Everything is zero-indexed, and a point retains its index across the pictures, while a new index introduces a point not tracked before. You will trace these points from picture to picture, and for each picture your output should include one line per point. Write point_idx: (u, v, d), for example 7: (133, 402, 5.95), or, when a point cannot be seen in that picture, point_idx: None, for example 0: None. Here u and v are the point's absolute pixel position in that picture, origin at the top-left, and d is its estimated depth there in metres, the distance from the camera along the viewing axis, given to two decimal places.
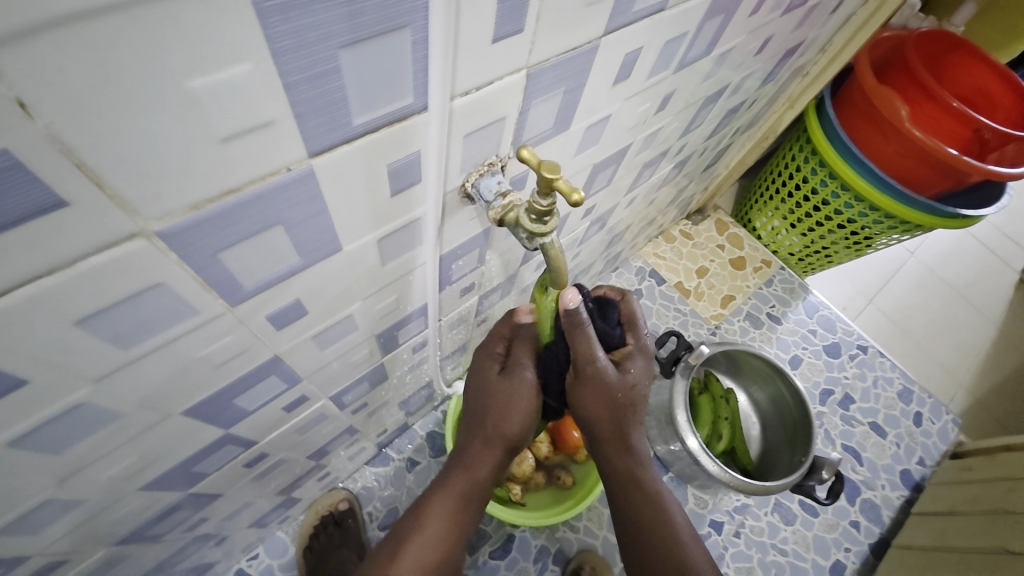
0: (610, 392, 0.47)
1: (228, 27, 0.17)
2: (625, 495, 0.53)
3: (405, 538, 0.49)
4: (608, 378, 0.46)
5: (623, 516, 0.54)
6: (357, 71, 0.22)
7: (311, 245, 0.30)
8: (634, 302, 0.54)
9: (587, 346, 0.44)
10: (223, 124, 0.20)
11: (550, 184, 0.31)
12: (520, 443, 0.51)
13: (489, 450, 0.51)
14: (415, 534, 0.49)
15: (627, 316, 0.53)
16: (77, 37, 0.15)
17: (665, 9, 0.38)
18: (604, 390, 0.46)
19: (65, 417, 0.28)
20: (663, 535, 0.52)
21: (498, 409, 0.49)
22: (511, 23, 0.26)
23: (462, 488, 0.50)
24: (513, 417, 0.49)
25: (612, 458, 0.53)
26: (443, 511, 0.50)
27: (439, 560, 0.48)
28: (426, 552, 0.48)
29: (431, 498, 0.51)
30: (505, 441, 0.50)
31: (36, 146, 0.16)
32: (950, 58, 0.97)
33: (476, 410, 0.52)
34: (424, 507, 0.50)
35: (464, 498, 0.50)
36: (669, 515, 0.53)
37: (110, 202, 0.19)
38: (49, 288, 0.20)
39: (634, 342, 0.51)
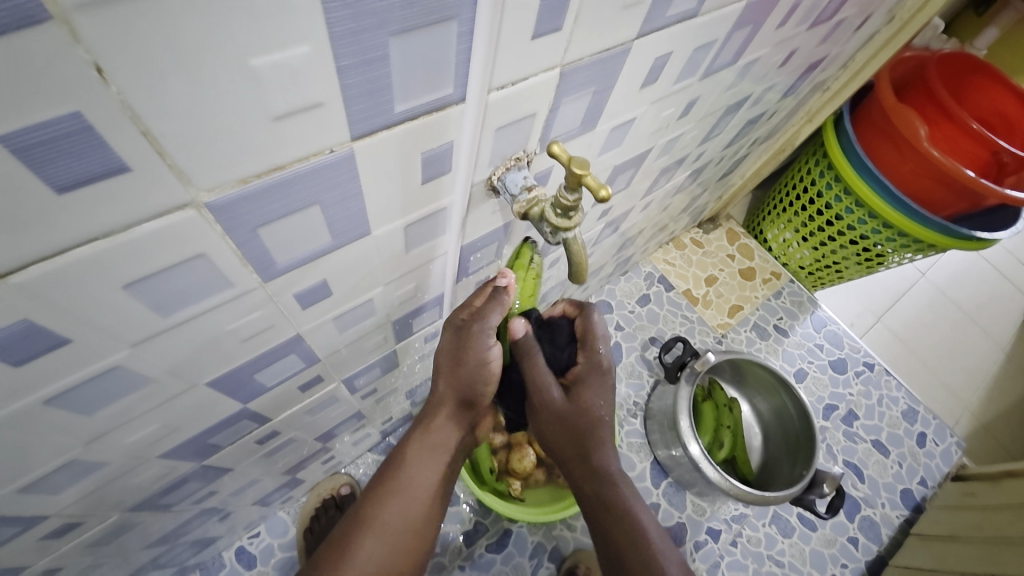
0: (562, 413, 0.51)
1: (294, 9, 0.18)
2: (595, 515, 0.53)
3: (372, 498, 0.47)
4: (555, 403, 0.50)
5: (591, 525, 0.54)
6: (405, 60, 0.23)
7: (343, 227, 0.31)
8: (594, 317, 0.54)
9: (540, 369, 0.49)
10: (278, 103, 0.20)
11: (579, 180, 0.32)
12: (481, 400, 0.49)
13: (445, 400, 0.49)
14: (380, 494, 0.47)
15: (585, 330, 0.54)
16: (157, 9, 0.16)
17: (696, 16, 0.38)
18: (555, 413, 0.51)
19: (100, 378, 0.29)
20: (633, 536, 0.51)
21: (451, 365, 0.47)
22: (551, 21, 0.27)
23: (427, 451, 0.50)
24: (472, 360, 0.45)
25: (579, 483, 0.54)
26: (410, 469, 0.49)
27: (411, 521, 0.46)
28: (394, 509, 0.46)
29: (397, 461, 0.49)
30: (466, 399, 0.49)
31: (108, 112, 0.17)
32: (970, 81, 0.98)
33: (437, 369, 0.49)
34: (388, 471, 0.49)
35: (426, 456, 0.49)
36: (636, 516, 0.52)
37: (168, 170, 0.20)
38: (104, 251, 0.21)
39: (586, 360, 0.53)
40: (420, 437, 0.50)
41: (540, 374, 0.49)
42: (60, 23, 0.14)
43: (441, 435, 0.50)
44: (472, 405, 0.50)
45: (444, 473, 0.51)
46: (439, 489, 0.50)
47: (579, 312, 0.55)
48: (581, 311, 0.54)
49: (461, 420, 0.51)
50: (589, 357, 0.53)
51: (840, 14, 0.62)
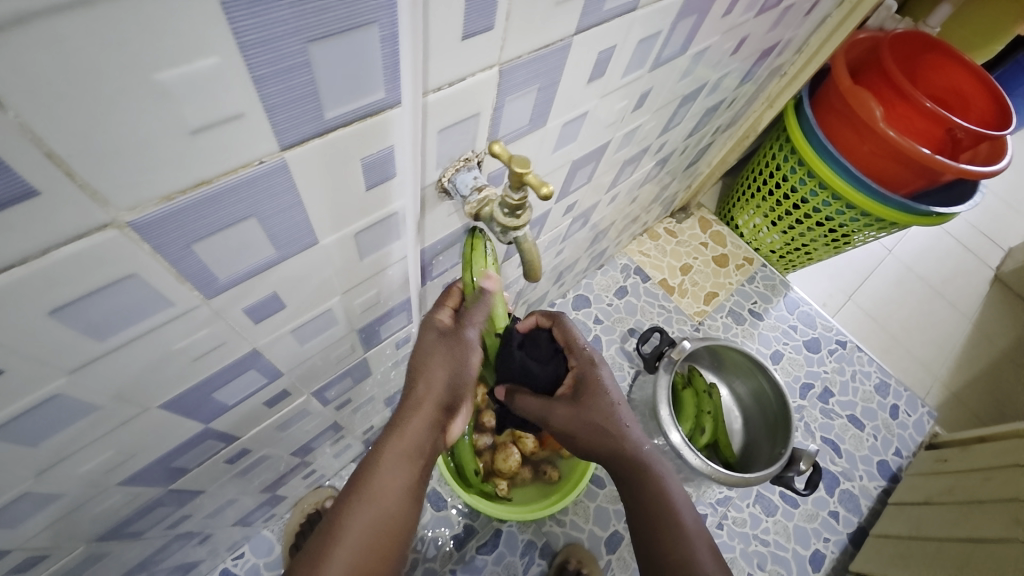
0: (576, 423, 0.55)
1: (196, 21, 0.17)
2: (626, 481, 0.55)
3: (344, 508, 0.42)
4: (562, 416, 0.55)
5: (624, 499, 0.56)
6: (327, 66, 0.22)
7: (286, 238, 0.30)
8: (566, 325, 0.58)
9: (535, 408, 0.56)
10: (193, 116, 0.20)
11: (520, 179, 0.32)
12: (464, 398, 0.48)
13: (429, 401, 0.45)
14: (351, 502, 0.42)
15: (567, 338, 0.58)
16: (46, 27, 0.15)
17: (637, 9, 0.39)
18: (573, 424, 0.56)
19: (41, 408, 0.28)
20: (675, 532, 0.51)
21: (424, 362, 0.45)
22: (481, 20, 0.27)
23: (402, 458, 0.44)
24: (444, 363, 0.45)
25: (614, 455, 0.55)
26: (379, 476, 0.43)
27: (379, 530, 0.41)
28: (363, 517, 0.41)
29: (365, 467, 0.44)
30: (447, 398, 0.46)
31: (6, 136, 0.17)
32: (925, 59, 1.00)
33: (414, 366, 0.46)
34: (357, 476, 0.44)
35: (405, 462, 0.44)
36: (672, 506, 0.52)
37: (81, 191, 0.19)
38: (21, 278, 0.21)
39: (577, 362, 0.57)
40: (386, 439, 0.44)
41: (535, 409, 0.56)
42: None
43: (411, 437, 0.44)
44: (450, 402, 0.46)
45: (419, 479, 0.45)
46: (409, 505, 0.44)
47: (553, 322, 0.58)
48: (555, 320, 0.58)
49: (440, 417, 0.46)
50: (582, 363, 0.57)
51: (786, 1, 0.64)
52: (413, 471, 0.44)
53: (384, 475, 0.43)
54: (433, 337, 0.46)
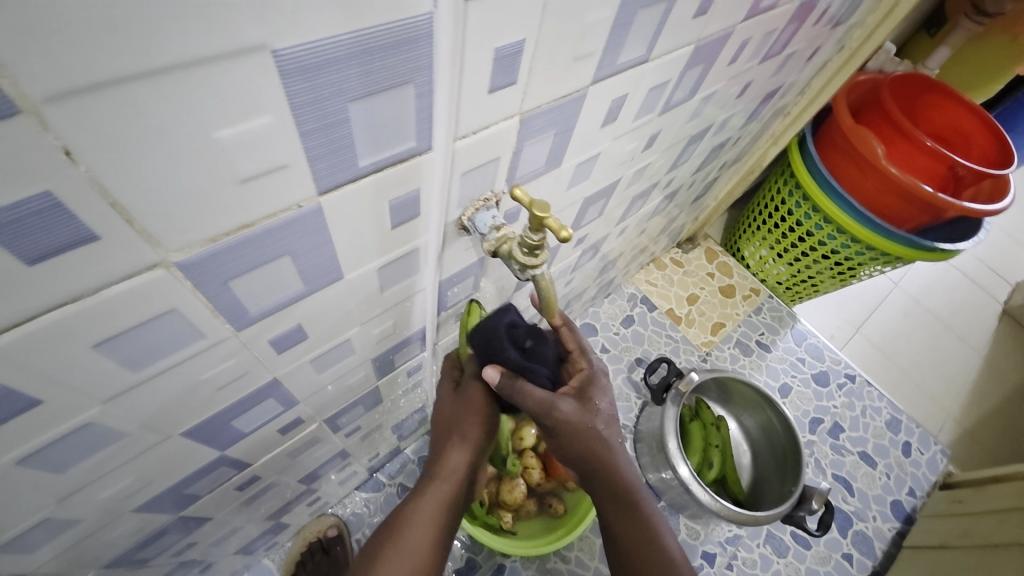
0: (577, 426, 0.49)
1: (254, 84, 0.19)
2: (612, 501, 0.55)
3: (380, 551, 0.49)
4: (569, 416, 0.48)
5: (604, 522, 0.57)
6: (366, 120, 0.24)
7: (315, 274, 0.31)
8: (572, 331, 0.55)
9: (539, 400, 0.46)
10: (244, 167, 0.22)
11: (540, 222, 0.34)
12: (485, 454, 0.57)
13: (459, 457, 0.54)
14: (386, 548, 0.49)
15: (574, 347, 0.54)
16: (124, 95, 0.17)
17: (648, 61, 0.41)
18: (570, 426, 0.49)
19: (72, 436, 0.29)
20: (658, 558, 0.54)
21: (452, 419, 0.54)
22: (505, 76, 0.29)
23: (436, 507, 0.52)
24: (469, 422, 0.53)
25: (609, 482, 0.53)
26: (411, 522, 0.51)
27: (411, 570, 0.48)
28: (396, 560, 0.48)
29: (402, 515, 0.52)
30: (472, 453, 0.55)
31: (79, 189, 0.18)
32: (925, 99, 1.03)
33: (445, 424, 0.55)
34: (393, 522, 0.52)
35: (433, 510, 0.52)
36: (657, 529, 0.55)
37: (137, 236, 0.21)
38: (73, 314, 0.22)
39: (587, 367, 0.53)
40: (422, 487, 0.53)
41: (536, 403, 0.46)
42: (27, 114, 0.15)
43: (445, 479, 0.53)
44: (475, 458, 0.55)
45: (445, 525, 0.53)
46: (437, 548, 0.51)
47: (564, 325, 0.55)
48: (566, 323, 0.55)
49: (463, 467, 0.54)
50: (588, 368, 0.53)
51: (789, 48, 0.67)
52: (438, 518, 0.52)
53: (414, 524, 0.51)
54: (449, 398, 0.55)
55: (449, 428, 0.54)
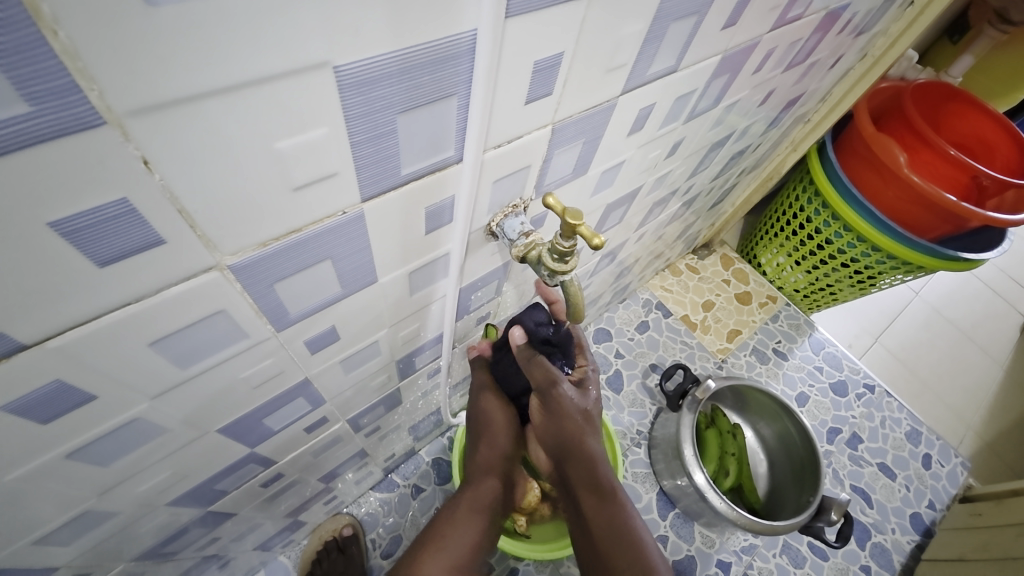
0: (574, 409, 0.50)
1: (314, 98, 0.20)
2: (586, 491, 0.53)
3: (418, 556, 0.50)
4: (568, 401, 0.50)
5: (575, 524, 0.55)
6: (411, 131, 0.25)
7: (352, 277, 0.32)
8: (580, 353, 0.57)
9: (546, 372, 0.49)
10: (298, 176, 0.23)
11: (573, 229, 0.34)
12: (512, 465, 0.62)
13: (488, 463, 0.60)
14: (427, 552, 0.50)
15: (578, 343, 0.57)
16: (198, 110, 0.18)
17: (677, 71, 0.41)
18: (566, 410, 0.50)
19: (119, 431, 0.30)
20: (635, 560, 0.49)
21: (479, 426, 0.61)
22: (541, 88, 0.30)
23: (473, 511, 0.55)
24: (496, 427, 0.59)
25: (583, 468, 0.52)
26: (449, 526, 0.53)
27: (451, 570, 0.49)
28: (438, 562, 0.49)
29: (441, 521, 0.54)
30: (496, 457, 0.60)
31: (150, 196, 0.19)
32: (948, 108, 1.02)
33: (473, 434, 0.62)
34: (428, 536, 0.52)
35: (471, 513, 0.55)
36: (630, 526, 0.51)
37: (197, 240, 0.22)
38: (134, 313, 0.23)
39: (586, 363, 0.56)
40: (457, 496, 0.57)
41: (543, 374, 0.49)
42: (113, 127, 0.16)
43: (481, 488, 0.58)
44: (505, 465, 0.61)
45: (483, 531, 0.55)
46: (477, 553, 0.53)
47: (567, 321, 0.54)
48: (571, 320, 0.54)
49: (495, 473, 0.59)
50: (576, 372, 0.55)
51: (813, 56, 0.67)
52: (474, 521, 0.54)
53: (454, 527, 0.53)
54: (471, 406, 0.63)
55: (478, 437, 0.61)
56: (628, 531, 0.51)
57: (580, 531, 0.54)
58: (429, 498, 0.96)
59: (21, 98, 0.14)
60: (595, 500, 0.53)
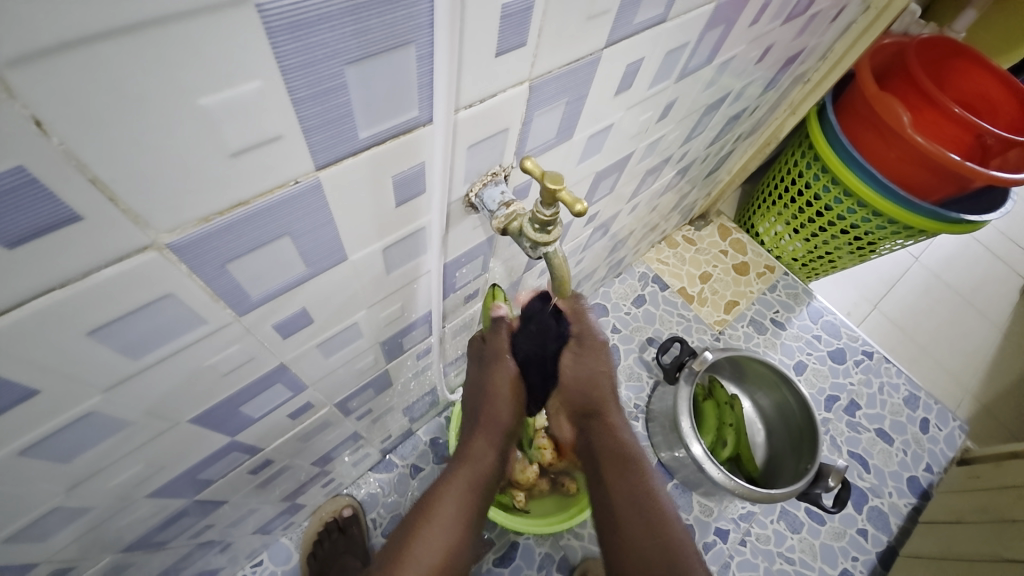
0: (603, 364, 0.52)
1: (239, 43, 0.17)
2: (610, 457, 0.53)
3: (410, 535, 0.48)
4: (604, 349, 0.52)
5: (597, 499, 0.53)
6: (364, 87, 0.22)
7: (317, 256, 0.30)
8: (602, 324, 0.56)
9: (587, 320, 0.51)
10: (234, 140, 0.20)
11: (553, 195, 0.32)
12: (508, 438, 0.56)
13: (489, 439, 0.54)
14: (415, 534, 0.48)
15: None
16: (92, 56, 0.15)
17: (666, 20, 0.38)
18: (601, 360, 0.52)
19: (75, 426, 0.28)
20: (659, 535, 0.49)
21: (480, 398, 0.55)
22: (513, 37, 0.27)
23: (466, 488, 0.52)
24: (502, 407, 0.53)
25: (604, 433, 0.54)
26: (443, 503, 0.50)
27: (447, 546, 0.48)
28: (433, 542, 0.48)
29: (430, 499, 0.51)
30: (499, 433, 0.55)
31: (54, 163, 0.17)
32: (951, 64, 0.97)
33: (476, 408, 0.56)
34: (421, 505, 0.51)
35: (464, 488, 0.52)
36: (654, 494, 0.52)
37: (123, 215, 0.20)
38: (63, 300, 0.21)
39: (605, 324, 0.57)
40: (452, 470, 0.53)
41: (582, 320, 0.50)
42: None
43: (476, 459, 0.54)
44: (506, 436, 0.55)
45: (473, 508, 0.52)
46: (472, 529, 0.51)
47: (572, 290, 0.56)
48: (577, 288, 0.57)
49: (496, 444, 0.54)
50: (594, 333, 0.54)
51: (813, 8, 0.63)
52: (468, 502, 0.51)
53: (447, 501, 0.50)
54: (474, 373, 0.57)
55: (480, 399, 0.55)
56: (653, 503, 0.51)
57: (599, 496, 0.53)
58: (428, 478, 0.96)
59: None
60: (619, 471, 0.52)
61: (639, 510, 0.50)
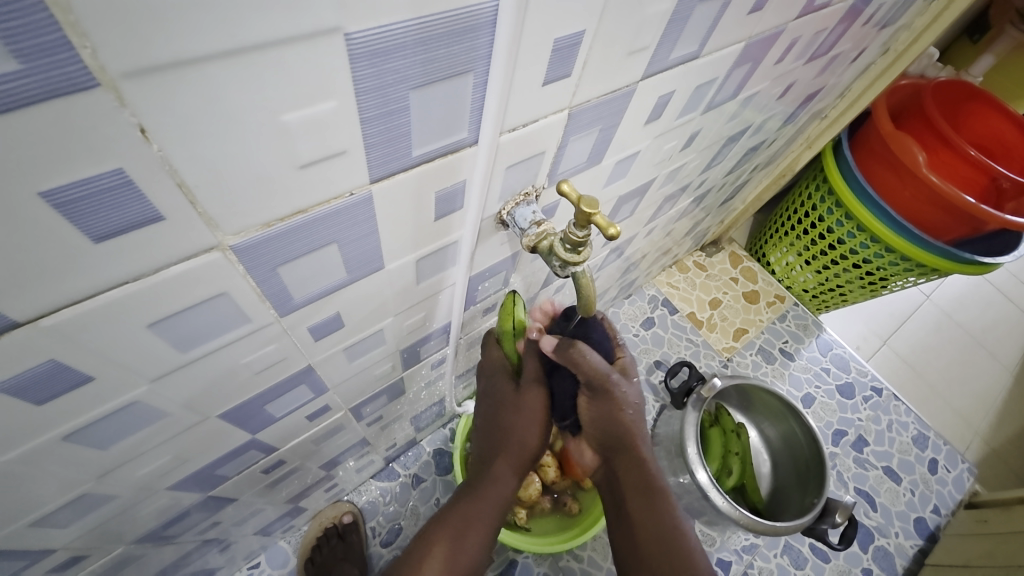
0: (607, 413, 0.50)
1: (323, 66, 0.19)
2: (634, 486, 0.54)
3: (425, 552, 0.50)
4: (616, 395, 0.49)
5: (619, 525, 0.56)
6: (424, 109, 0.24)
7: (358, 263, 0.31)
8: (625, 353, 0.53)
9: (593, 368, 0.47)
10: (304, 153, 0.22)
11: (588, 218, 0.33)
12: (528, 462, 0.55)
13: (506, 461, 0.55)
14: (429, 550, 0.50)
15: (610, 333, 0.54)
16: (199, 74, 0.17)
17: (698, 57, 0.40)
18: (614, 404, 0.49)
19: (117, 414, 0.29)
20: (680, 566, 0.50)
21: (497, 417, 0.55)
22: (560, 68, 0.28)
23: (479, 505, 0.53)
24: (524, 425, 0.53)
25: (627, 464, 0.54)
26: (453, 522, 0.52)
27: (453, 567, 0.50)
28: (439, 558, 0.50)
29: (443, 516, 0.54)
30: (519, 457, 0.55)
31: (149, 167, 0.18)
32: (966, 108, 1.00)
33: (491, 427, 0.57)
34: (437, 520, 0.53)
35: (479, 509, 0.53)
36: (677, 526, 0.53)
37: (199, 217, 0.21)
38: (132, 293, 0.22)
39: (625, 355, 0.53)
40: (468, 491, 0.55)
41: (594, 369, 0.47)
42: (107, 89, 0.15)
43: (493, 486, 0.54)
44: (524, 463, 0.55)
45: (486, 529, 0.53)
46: (481, 554, 0.52)
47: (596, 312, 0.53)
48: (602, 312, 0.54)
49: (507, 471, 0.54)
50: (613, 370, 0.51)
51: (836, 49, 0.64)
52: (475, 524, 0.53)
53: (451, 523, 0.52)
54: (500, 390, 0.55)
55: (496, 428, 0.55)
56: (676, 537, 0.52)
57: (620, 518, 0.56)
58: (430, 489, 0.96)
59: (9, 55, 0.13)
60: (642, 501, 0.54)
61: (659, 540, 0.52)
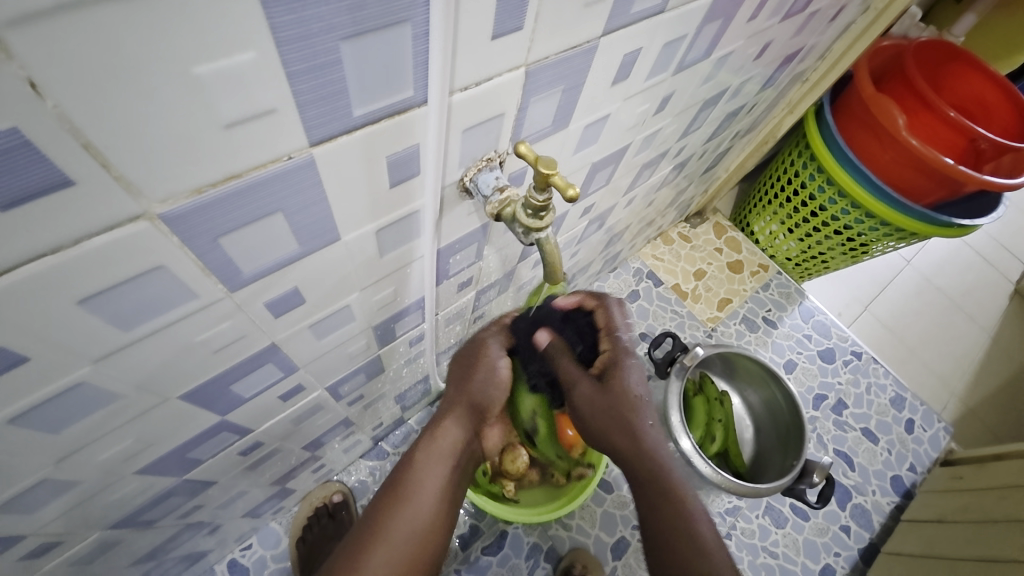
0: (600, 407, 0.51)
1: (234, 13, 0.17)
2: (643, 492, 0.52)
3: (383, 510, 0.47)
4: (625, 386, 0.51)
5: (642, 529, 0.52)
6: (357, 65, 0.23)
7: (310, 234, 0.30)
8: (613, 307, 0.53)
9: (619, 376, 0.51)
10: (228, 111, 0.20)
11: (546, 180, 0.32)
12: (489, 411, 0.55)
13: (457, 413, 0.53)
14: (391, 503, 0.47)
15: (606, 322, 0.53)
16: (89, 19, 0.15)
17: (664, 11, 0.38)
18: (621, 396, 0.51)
19: (64, 396, 0.28)
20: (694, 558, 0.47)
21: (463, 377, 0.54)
22: (510, 21, 0.27)
23: (437, 461, 0.50)
24: (479, 378, 0.53)
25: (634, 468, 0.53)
26: (421, 477, 0.49)
27: (428, 523, 0.47)
28: (410, 513, 0.47)
29: (402, 478, 0.49)
30: (478, 405, 0.53)
31: (46, 126, 0.17)
32: (948, 69, 0.98)
33: (457, 377, 0.54)
34: (397, 478, 0.49)
35: (438, 463, 0.50)
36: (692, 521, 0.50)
37: (115, 182, 0.20)
38: (55, 267, 0.21)
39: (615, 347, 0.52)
40: (427, 443, 0.51)
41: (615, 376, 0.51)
42: None
43: (446, 439, 0.51)
44: (483, 413, 0.54)
45: (451, 482, 0.51)
46: (446, 498, 0.50)
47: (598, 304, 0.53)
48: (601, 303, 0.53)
49: (468, 425, 0.53)
50: (614, 346, 0.53)
51: (813, 5, 0.63)
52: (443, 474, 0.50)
53: (417, 477, 0.49)
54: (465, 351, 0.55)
55: (455, 374, 0.55)
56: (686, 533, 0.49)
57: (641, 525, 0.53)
58: None
59: None
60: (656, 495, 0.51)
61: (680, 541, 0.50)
